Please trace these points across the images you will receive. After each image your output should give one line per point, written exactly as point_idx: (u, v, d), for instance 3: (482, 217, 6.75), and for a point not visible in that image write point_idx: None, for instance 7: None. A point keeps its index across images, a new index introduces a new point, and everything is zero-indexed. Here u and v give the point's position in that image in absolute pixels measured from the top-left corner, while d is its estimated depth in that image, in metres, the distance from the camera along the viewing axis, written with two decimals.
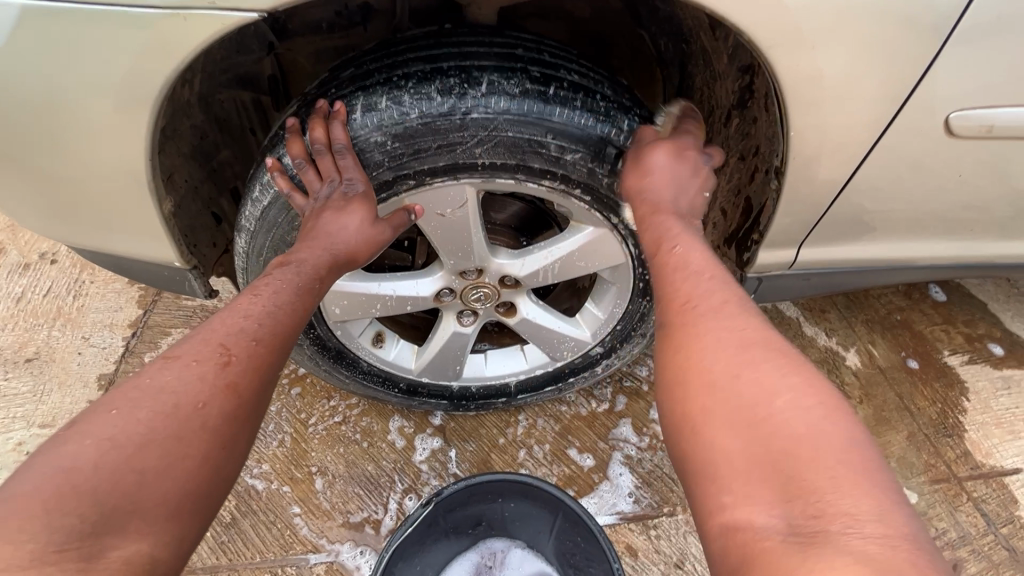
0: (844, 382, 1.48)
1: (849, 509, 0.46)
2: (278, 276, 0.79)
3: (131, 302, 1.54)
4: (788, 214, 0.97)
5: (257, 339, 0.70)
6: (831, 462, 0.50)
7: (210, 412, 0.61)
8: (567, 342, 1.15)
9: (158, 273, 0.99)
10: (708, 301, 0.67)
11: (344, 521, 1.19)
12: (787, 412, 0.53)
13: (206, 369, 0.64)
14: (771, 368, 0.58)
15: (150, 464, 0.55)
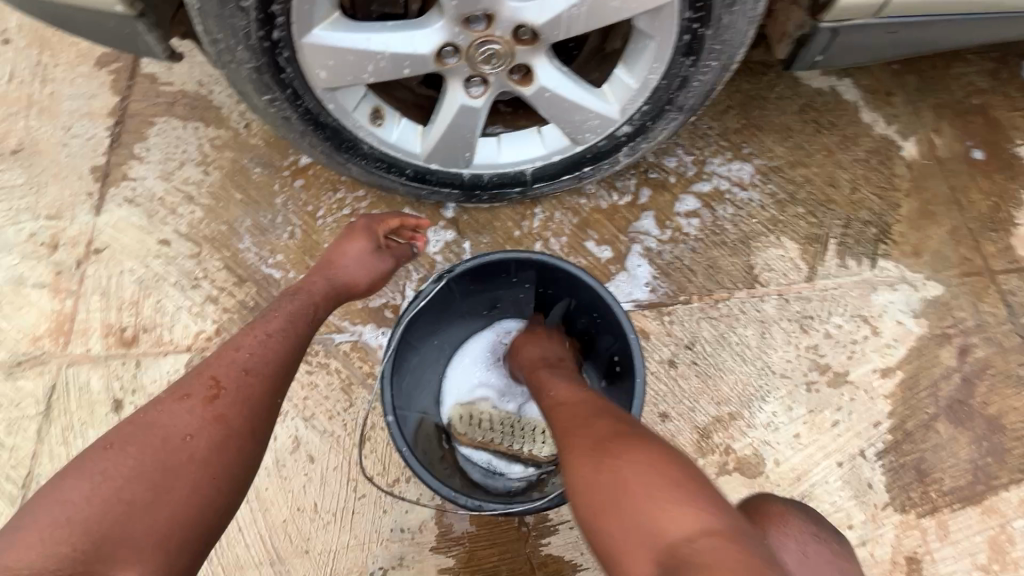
0: (894, 175, 1.34)
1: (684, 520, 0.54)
2: (267, 326, 0.82)
3: (104, 87, 1.38)
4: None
5: (259, 358, 0.77)
6: (673, 493, 0.57)
7: (196, 446, 0.67)
8: (591, 121, 1.00)
9: (101, 24, 0.83)
10: (578, 412, 0.76)
11: (363, 307, 1.22)
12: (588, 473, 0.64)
13: (199, 398, 0.71)
14: (640, 452, 0.63)
15: (189, 463, 0.66)
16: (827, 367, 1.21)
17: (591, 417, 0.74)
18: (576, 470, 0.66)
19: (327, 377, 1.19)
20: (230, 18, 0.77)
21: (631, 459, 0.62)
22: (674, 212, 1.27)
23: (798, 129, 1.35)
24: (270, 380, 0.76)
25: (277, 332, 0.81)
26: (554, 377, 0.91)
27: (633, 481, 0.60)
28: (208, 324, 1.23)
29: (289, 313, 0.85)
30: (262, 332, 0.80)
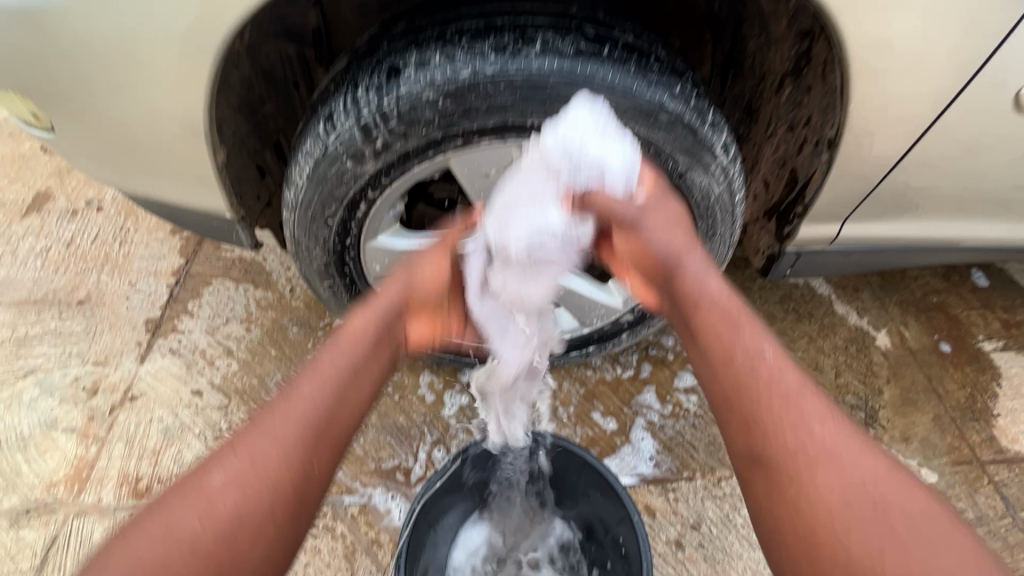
0: (872, 362, 1.48)
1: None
2: (343, 341, 0.82)
3: (173, 251, 1.60)
4: (834, 185, 0.96)
5: (339, 420, 0.77)
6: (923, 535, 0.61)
7: (199, 550, 0.62)
8: (597, 308, 1.17)
9: (205, 222, 1.02)
10: (788, 387, 0.73)
11: (375, 467, 1.26)
12: (828, 440, 0.68)
13: (292, 423, 0.72)
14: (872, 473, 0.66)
15: (259, 515, 0.66)
16: None
17: (772, 394, 0.73)
18: (816, 475, 0.66)
19: (331, 542, 1.17)
20: (316, 231, 0.96)
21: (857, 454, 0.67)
22: (673, 387, 1.37)
23: (780, 316, 1.53)
24: (301, 448, 0.71)
25: (353, 395, 0.80)
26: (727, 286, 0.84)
27: (834, 457, 0.67)
28: None
29: (314, 401, 0.75)
30: (345, 348, 0.82)
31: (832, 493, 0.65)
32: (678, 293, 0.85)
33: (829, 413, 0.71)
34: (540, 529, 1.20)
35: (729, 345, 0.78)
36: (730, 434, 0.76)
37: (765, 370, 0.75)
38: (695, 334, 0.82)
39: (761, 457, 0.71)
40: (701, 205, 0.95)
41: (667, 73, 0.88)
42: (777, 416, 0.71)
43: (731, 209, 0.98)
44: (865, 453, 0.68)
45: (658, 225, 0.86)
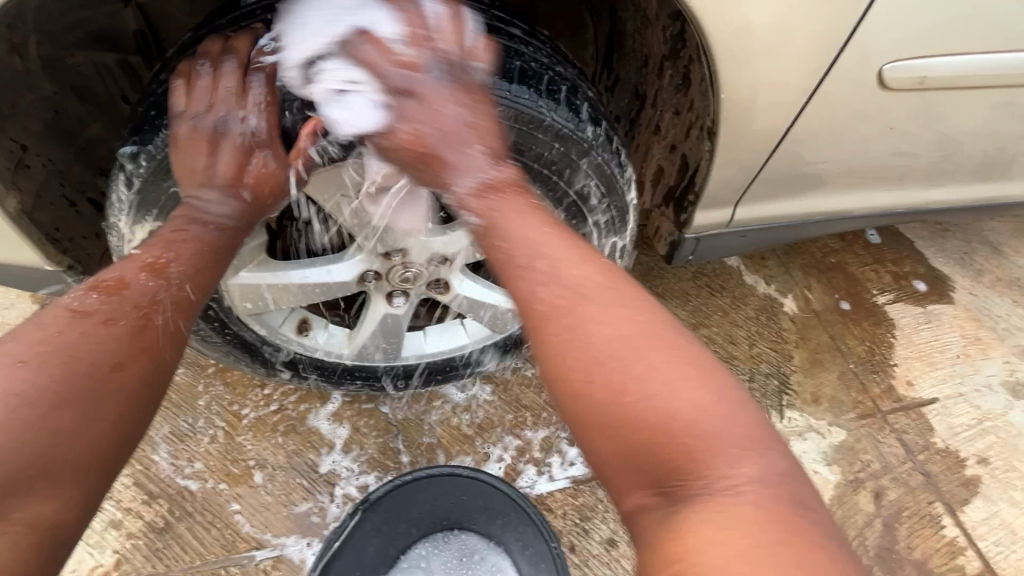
0: (782, 327, 1.53)
1: (728, 476, 0.54)
2: (193, 233, 0.78)
3: (24, 297, 1.38)
4: (722, 171, 0.94)
5: (184, 289, 0.74)
6: (711, 439, 0.55)
7: (125, 375, 0.64)
8: (506, 313, 1.10)
9: (27, 276, 0.86)
10: (582, 300, 0.64)
11: (287, 512, 1.15)
12: (710, 418, 0.56)
13: (121, 331, 0.66)
14: (666, 374, 0.58)
15: (63, 424, 0.58)
16: None
17: (647, 360, 0.59)
18: (595, 374, 0.60)
19: None
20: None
21: (660, 361, 0.59)
22: None
23: (694, 293, 1.55)
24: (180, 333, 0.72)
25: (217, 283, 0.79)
26: (537, 230, 0.70)
27: (713, 423, 0.56)
28: (107, 555, 1.08)
29: (191, 273, 0.75)
30: (176, 261, 0.74)
31: (633, 398, 0.58)
32: (520, 280, 0.67)
33: (709, 374, 0.59)
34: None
35: (601, 317, 0.62)
36: (585, 424, 0.60)
37: (643, 333, 0.61)
38: (544, 320, 0.64)
39: (624, 445, 0.57)
40: (591, 204, 0.93)
41: (542, 68, 0.83)
42: (647, 393, 0.57)
43: (624, 208, 0.96)
44: (724, 405, 0.57)
45: (511, 226, 0.71)
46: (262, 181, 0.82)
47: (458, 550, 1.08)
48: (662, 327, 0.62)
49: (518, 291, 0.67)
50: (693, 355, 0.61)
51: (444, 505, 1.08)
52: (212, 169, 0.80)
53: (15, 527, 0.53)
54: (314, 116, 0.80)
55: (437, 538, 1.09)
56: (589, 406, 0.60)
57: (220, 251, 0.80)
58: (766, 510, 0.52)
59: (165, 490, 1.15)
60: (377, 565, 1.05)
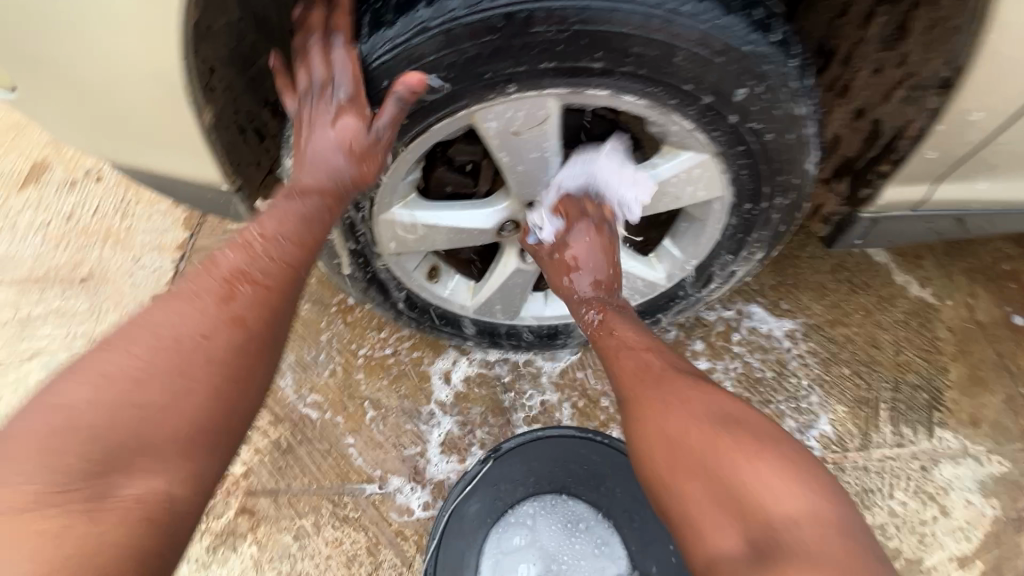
0: (936, 337, 1.34)
1: (766, 481, 0.61)
2: (280, 202, 0.75)
3: (177, 223, 1.50)
4: (933, 144, 0.82)
5: (271, 254, 0.71)
6: (752, 449, 0.64)
7: (212, 345, 0.63)
8: (639, 283, 1.03)
9: (200, 194, 0.93)
10: (622, 349, 0.85)
11: (397, 453, 1.17)
12: (741, 446, 0.65)
13: (206, 304, 0.65)
14: (694, 406, 0.71)
15: (150, 402, 0.58)
16: (899, 552, 1.08)
17: (677, 399, 0.72)
18: (646, 411, 0.74)
19: (354, 535, 1.09)
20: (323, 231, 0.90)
21: (697, 400, 0.72)
22: (713, 365, 1.28)
23: (832, 287, 1.39)
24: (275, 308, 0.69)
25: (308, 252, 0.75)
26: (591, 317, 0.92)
27: (788, 477, 0.61)
28: (236, 465, 1.16)
29: (280, 248, 0.72)
30: (261, 232, 0.72)
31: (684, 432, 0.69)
32: (620, 369, 0.82)
33: (784, 453, 0.64)
34: (573, 562, 1.00)
35: (679, 394, 0.73)
36: (642, 455, 0.72)
37: (674, 377, 0.77)
38: (637, 395, 0.77)
39: (708, 494, 0.63)
40: (773, 164, 0.82)
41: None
42: (682, 433, 0.68)
43: (797, 186, 0.85)
44: (759, 433, 0.67)
45: (606, 340, 0.89)
46: (349, 139, 0.74)
47: (564, 516, 1.04)
48: (692, 376, 0.77)
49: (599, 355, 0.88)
50: (722, 403, 0.71)
51: (562, 467, 1.04)
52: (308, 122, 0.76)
53: (125, 503, 0.54)
54: (411, 75, 0.69)
55: (545, 499, 1.05)
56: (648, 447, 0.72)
57: (313, 217, 0.76)
58: (815, 516, 0.58)
59: (289, 415, 1.21)
60: (484, 519, 1.03)
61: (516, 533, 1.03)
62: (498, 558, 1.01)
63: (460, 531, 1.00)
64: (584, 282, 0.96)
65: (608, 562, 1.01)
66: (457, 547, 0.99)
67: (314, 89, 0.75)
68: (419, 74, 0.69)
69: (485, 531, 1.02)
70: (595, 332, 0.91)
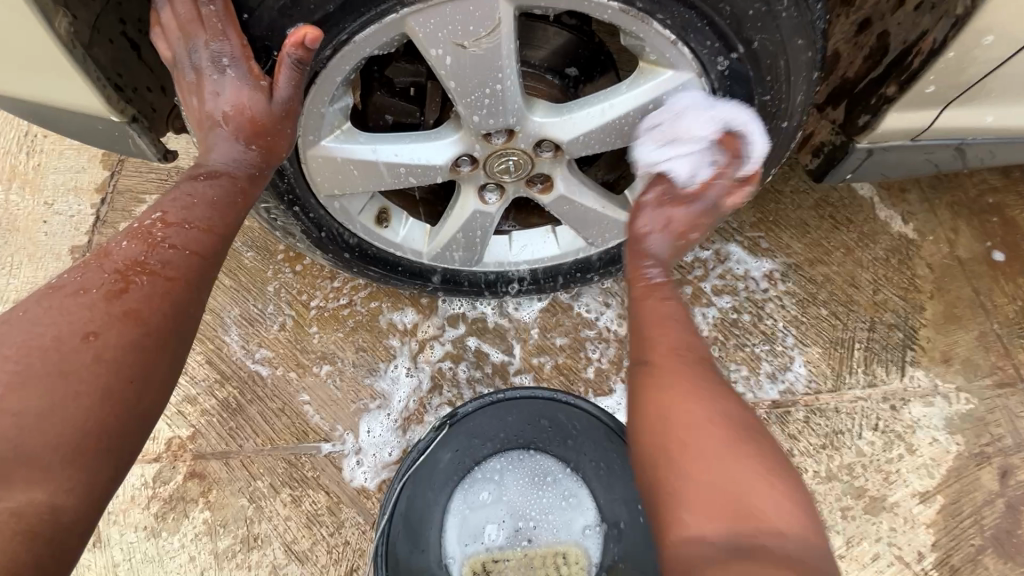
0: (915, 276, 1.29)
1: (765, 507, 0.53)
2: (186, 188, 0.66)
3: (94, 161, 1.32)
4: (938, 72, 0.72)
5: (174, 244, 0.62)
6: (751, 468, 0.56)
7: (102, 344, 0.55)
8: (611, 224, 0.93)
9: (91, 127, 0.77)
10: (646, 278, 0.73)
11: (355, 409, 1.11)
12: (751, 476, 0.55)
13: (94, 299, 0.57)
14: (702, 397, 0.61)
15: (30, 406, 0.51)
16: (864, 491, 1.09)
17: (693, 385, 0.61)
18: (656, 399, 0.61)
19: (314, 495, 1.04)
20: None
21: (710, 393, 0.61)
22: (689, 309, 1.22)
23: (814, 224, 1.32)
24: (186, 300, 0.60)
25: (219, 232, 0.65)
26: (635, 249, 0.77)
27: (776, 487, 0.55)
28: (181, 427, 1.08)
29: (186, 233, 0.63)
30: (164, 220, 0.63)
31: (688, 424, 0.59)
32: (645, 342, 0.67)
33: (770, 458, 0.57)
34: (541, 515, 0.98)
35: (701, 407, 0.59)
36: (656, 422, 0.60)
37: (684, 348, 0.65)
38: (652, 378, 0.63)
39: (699, 496, 0.54)
40: (765, 86, 0.70)
41: None
42: (682, 411, 0.60)
43: (789, 110, 0.74)
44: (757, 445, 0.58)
45: (649, 303, 0.70)
46: (256, 110, 0.67)
47: (532, 470, 1.01)
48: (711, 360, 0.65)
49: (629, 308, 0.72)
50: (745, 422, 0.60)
51: (529, 425, 1.01)
52: (205, 111, 0.69)
53: (1, 518, 0.47)
54: (308, 31, 0.61)
55: (511, 455, 1.01)
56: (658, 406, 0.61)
57: (227, 202, 0.67)
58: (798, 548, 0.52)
59: (237, 373, 1.12)
60: (447, 478, 0.99)
61: (484, 493, 0.99)
62: (464, 515, 0.98)
63: (422, 495, 0.97)
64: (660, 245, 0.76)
65: (576, 514, 0.98)
66: (421, 510, 0.97)
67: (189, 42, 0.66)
68: (316, 29, 0.61)
69: (450, 489, 0.99)
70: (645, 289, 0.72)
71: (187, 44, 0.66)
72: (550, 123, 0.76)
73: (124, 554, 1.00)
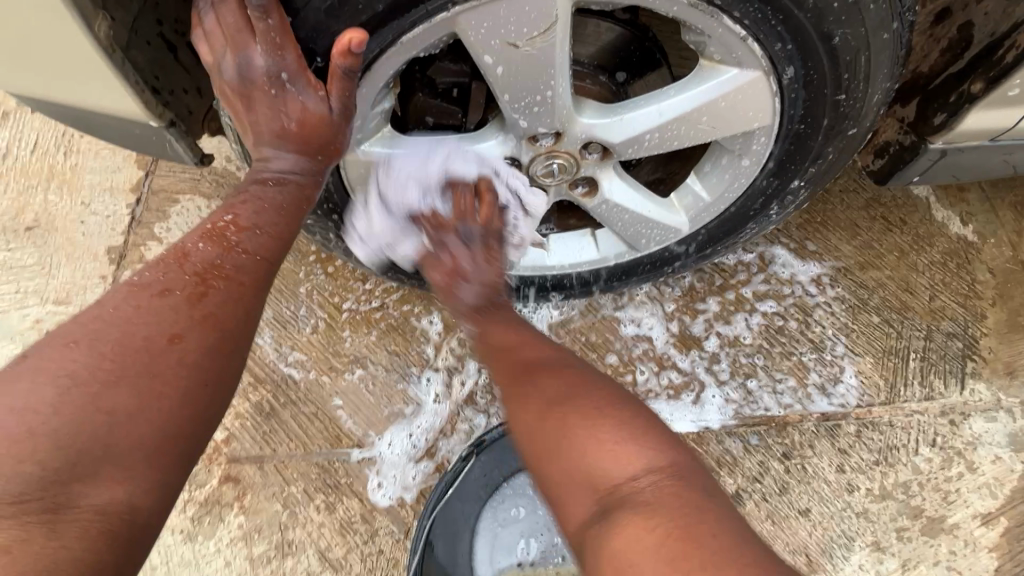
0: (975, 282, 1.21)
1: (627, 461, 0.60)
2: (255, 193, 0.66)
3: (129, 161, 1.32)
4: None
5: (248, 251, 0.62)
6: (612, 434, 0.62)
7: (186, 347, 0.55)
8: (655, 229, 0.88)
9: (128, 131, 0.75)
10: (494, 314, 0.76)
11: (388, 415, 1.09)
12: (608, 443, 0.61)
13: (177, 301, 0.57)
14: (547, 377, 0.68)
15: (120, 406, 0.51)
16: (921, 511, 1.03)
17: (530, 370, 0.69)
18: (518, 410, 0.67)
19: (347, 502, 1.03)
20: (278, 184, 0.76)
21: (551, 380, 0.67)
22: (732, 314, 1.16)
23: (866, 226, 1.25)
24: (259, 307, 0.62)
25: (286, 239, 0.66)
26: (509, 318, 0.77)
27: (630, 445, 0.61)
28: (216, 431, 1.07)
29: (256, 237, 0.63)
30: (236, 224, 0.63)
31: (530, 412, 0.66)
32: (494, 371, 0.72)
33: (619, 411, 0.64)
34: None
35: (575, 393, 0.66)
36: (533, 425, 0.65)
37: (527, 350, 0.72)
38: (510, 392, 0.68)
39: (573, 475, 0.61)
40: (839, 85, 0.65)
41: None
42: (547, 411, 0.65)
43: (859, 111, 0.69)
44: (617, 407, 0.65)
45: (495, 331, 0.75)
46: (309, 122, 0.65)
47: None
48: (549, 345, 0.73)
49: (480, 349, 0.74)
50: (609, 397, 0.65)
51: None
52: (259, 125, 0.67)
53: (86, 514, 0.48)
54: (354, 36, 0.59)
55: None
56: (530, 417, 0.66)
57: (297, 209, 0.67)
58: (664, 489, 0.58)
59: (270, 376, 1.11)
60: (476, 495, 0.96)
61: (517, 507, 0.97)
62: (494, 534, 0.95)
63: (451, 513, 0.94)
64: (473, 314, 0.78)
65: None
66: (449, 527, 0.95)
67: (238, 50, 0.63)
68: (360, 32, 0.59)
69: (479, 507, 0.96)
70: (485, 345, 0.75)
71: (235, 55, 0.63)
72: (600, 125, 0.72)
73: (161, 556, 1.00)
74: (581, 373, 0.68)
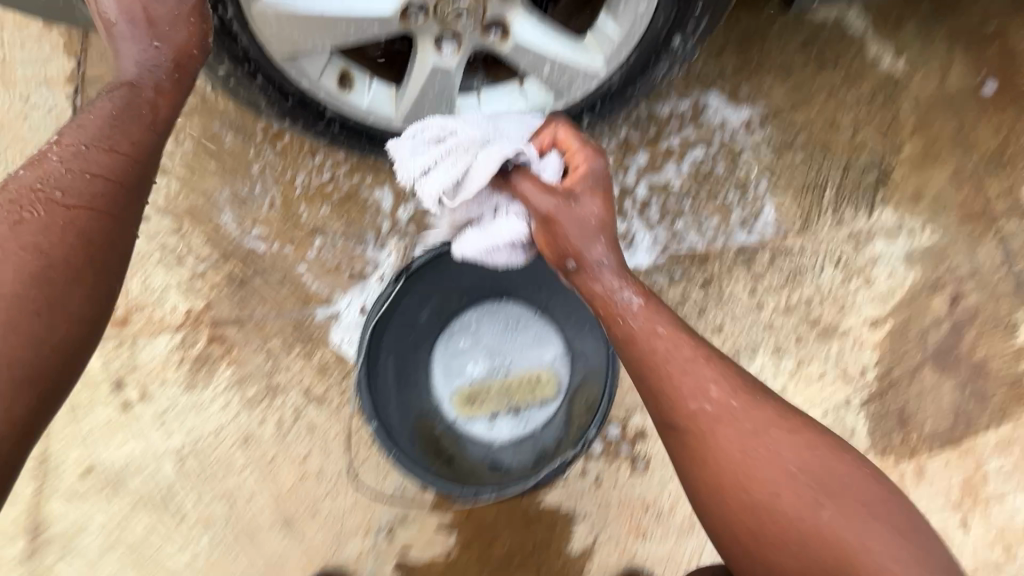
0: (897, 115, 1.27)
1: (876, 562, 0.63)
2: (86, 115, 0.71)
3: (57, 51, 1.29)
4: None
5: (67, 177, 0.67)
6: (849, 527, 0.65)
7: (6, 277, 0.61)
8: (574, 73, 0.91)
9: None
10: (652, 332, 0.75)
11: (350, 276, 1.20)
12: (851, 534, 0.65)
13: (1, 234, 0.62)
14: (753, 428, 0.71)
15: None
16: (819, 320, 1.19)
17: (742, 421, 0.71)
18: (707, 465, 0.71)
19: (323, 350, 1.18)
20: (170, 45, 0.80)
21: (754, 418, 0.72)
22: (663, 162, 1.23)
23: (800, 66, 1.26)
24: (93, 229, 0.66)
25: (118, 159, 0.70)
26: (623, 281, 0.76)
27: (887, 537, 0.65)
28: (196, 300, 1.19)
29: (84, 162, 0.68)
30: (58, 153, 0.69)
31: (748, 475, 0.69)
32: (675, 390, 0.73)
33: (857, 486, 0.68)
34: (516, 350, 1.11)
35: (765, 439, 0.70)
36: (722, 485, 0.70)
37: (717, 399, 0.72)
38: (708, 452, 0.71)
39: (804, 554, 0.66)
40: None
41: None
42: (757, 476, 0.68)
43: None
44: (843, 480, 0.69)
45: (646, 342, 0.74)
46: (159, 13, 0.76)
47: (505, 317, 1.12)
48: (749, 384, 0.75)
49: (649, 393, 0.75)
50: (839, 474, 0.69)
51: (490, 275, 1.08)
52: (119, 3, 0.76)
53: None
54: None
55: (485, 305, 1.12)
56: (725, 486, 0.70)
57: (129, 117, 0.73)
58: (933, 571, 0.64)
59: (236, 249, 1.20)
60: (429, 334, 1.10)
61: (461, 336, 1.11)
62: (447, 361, 1.11)
63: (403, 343, 1.08)
64: (604, 259, 0.75)
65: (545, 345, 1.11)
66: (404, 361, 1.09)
67: None
68: None
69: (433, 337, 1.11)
70: (634, 327, 0.75)
71: None
72: None
73: (169, 404, 1.17)
74: (786, 423, 0.72)
